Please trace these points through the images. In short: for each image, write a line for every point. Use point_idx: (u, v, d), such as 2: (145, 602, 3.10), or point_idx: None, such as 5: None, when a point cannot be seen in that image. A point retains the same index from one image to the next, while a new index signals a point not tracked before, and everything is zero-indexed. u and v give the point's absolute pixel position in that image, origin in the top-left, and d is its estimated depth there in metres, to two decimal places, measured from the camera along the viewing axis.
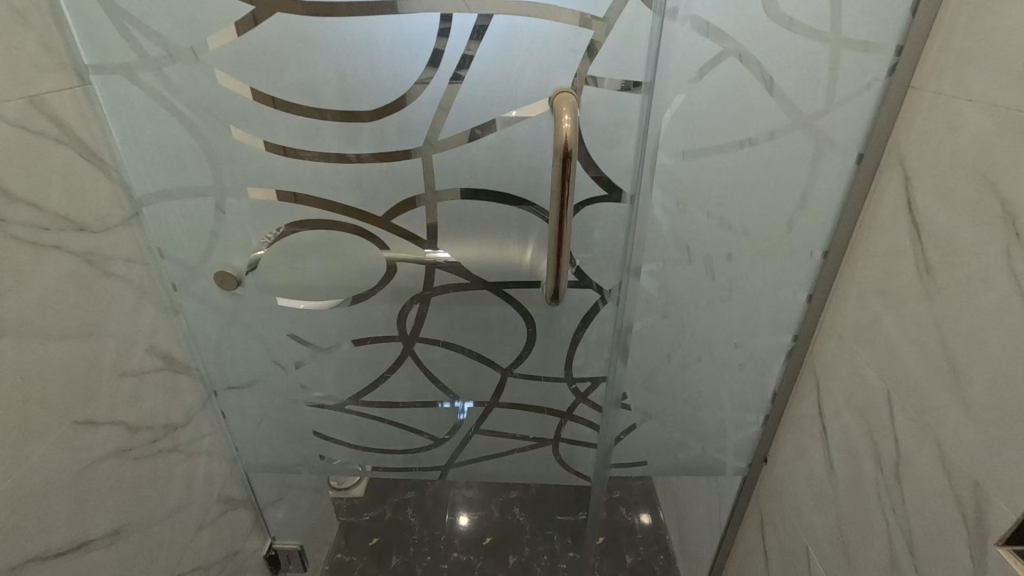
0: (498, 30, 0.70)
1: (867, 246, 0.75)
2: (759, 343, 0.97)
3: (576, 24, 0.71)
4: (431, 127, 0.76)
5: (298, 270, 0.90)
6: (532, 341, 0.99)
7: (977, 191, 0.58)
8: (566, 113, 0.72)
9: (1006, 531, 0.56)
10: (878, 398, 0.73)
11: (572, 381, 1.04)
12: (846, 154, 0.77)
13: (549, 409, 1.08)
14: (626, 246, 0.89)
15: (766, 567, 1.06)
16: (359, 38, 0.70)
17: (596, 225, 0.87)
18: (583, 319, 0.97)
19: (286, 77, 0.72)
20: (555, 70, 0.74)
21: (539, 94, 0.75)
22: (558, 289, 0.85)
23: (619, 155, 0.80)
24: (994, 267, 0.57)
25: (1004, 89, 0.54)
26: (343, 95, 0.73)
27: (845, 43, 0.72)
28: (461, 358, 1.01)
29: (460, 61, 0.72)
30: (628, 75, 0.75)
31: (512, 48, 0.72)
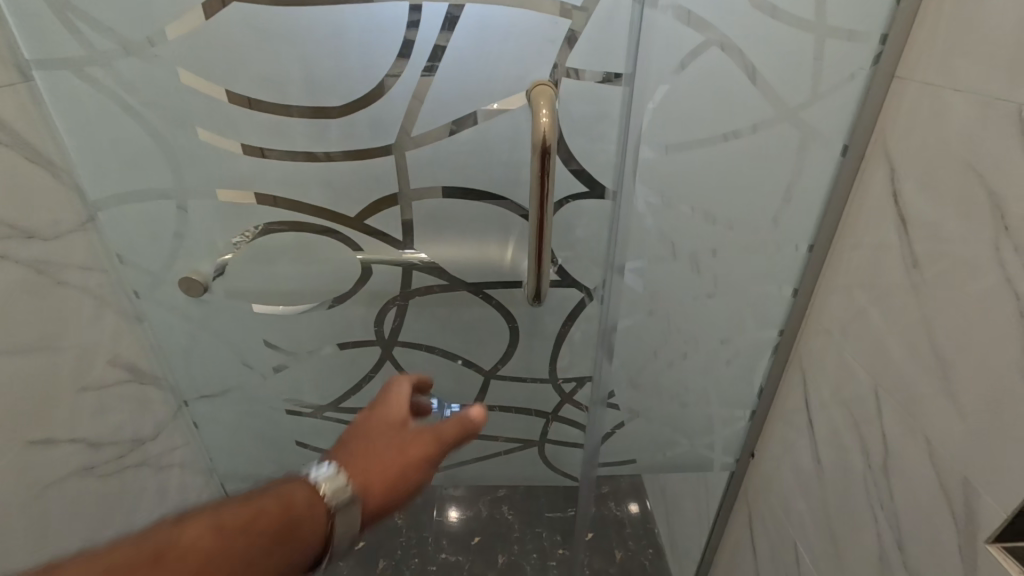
0: (472, 17, 0.68)
1: (854, 239, 0.73)
2: (745, 339, 0.96)
3: (554, 14, 0.71)
4: (403, 123, 0.73)
5: (271, 274, 0.86)
6: (515, 340, 1.00)
7: (964, 183, 0.57)
8: (543, 107, 0.69)
9: (996, 528, 0.56)
10: (865, 393, 0.72)
11: (557, 381, 1.07)
12: (830, 146, 0.74)
13: (536, 409, 1.11)
14: (609, 242, 0.91)
15: (755, 561, 1.05)
16: (327, 28, 0.66)
17: (582, 219, 0.89)
18: (567, 317, 0.98)
19: (249, 72, 0.68)
20: (533, 61, 0.73)
21: (515, 87, 0.74)
22: (540, 288, 0.84)
23: (599, 148, 0.83)
24: (982, 259, 0.55)
25: (992, 77, 0.53)
26: (309, 90, 0.70)
27: (830, 32, 0.69)
28: (443, 361, 1.00)
29: (432, 52, 0.69)
30: (607, 67, 0.76)
31: (487, 39, 0.70)
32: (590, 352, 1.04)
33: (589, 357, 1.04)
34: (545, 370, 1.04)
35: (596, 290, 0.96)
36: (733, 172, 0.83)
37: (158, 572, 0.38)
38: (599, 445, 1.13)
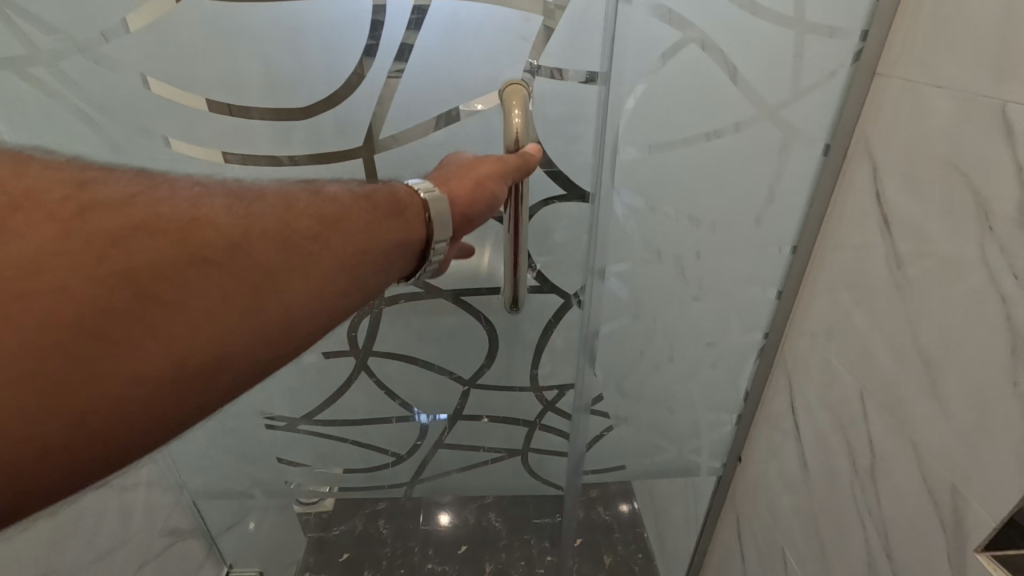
0: (440, 14, 0.73)
1: (835, 241, 0.72)
2: (730, 342, 0.93)
3: (526, 11, 0.76)
4: (371, 124, 0.79)
5: None
6: (492, 355, 1.08)
7: (947, 180, 0.55)
8: (517, 107, 0.78)
9: (986, 537, 0.54)
10: (850, 395, 0.71)
11: (537, 390, 1.13)
12: (812, 144, 0.72)
13: (518, 419, 1.17)
14: (588, 246, 0.98)
15: (744, 567, 1.03)
16: (288, 26, 0.70)
17: (562, 219, 0.95)
18: (546, 324, 1.05)
19: (207, 73, 0.72)
20: (500, 59, 0.78)
21: (481, 85, 0.79)
22: (515, 296, 0.95)
23: (577, 148, 0.89)
24: (966, 258, 0.54)
25: (971, 72, 0.52)
26: (271, 90, 0.74)
27: (811, 28, 0.67)
28: (422, 373, 1.07)
29: (399, 50, 0.74)
30: (582, 68, 0.82)
31: (453, 34, 0.75)
32: (570, 358, 1.09)
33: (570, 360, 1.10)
34: (524, 377, 1.11)
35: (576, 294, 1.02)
36: (714, 173, 0.82)
37: (321, 234, 0.49)
38: (583, 452, 1.17)
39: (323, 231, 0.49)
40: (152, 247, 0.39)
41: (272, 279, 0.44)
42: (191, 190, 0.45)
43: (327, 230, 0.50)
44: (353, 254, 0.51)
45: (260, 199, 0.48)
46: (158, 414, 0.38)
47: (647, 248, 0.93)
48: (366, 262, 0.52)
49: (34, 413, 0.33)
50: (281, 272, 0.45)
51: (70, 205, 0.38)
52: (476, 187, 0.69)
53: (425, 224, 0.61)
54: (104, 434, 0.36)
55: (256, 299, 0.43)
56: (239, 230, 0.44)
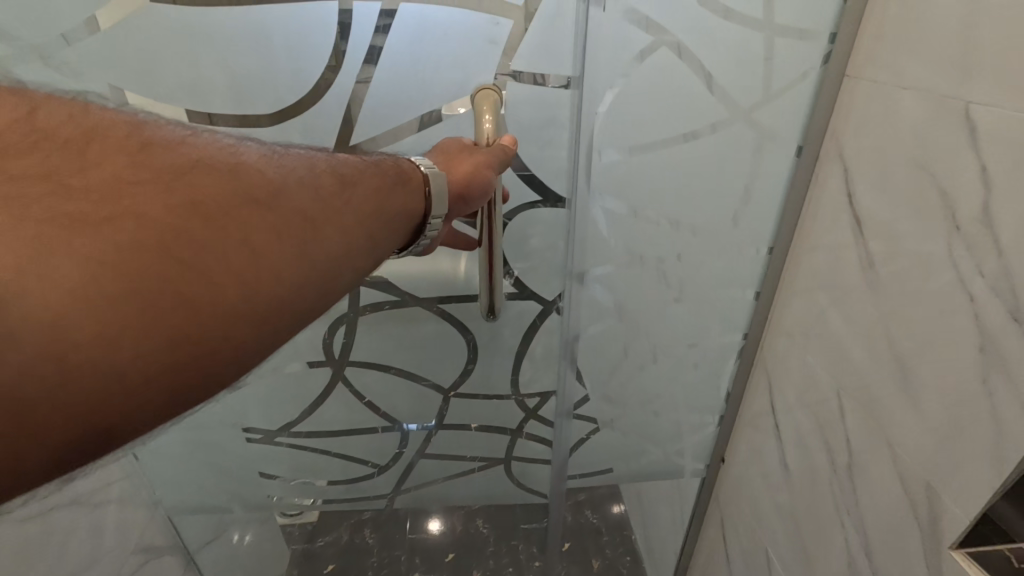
0: (408, 19, 0.73)
1: (810, 242, 0.73)
2: (711, 343, 0.94)
3: (493, 14, 0.74)
4: (340, 131, 0.78)
5: None
6: (473, 357, 1.04)
7: (915, 181, 0.56)
8: (487, 112, 0.76)
9: (959, 535, 0.55)
10: (827, 394, 0.71)
11: (520, 397, 1.09)
12: (787, 146, 0.72)
13: (500, 427, 1.12)
14: (566, 250, 0.93)
15: (728, 567, 1.04)
16: (250, 30, 0.70)
17: (536, 228, 0.92)
18: (526, 332, 1.02)
19: (167, 79, 0.71)
20: (471, 66, 0.77)
21: (451, 92, 0.78)
22: (493, 303, 0.95)
23: (551, 154, 0.86)
24: (936, 258, 0.54)
25: (937, 75, 0.52)
26: (234, 97, 0.73)
27: (781, 31, 0.68)
28: (397, 380, 1.04)
29: (367, 55, 0.74)
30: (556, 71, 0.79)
31: (418, 40, 0.74)
32: (552, 368, 1.05)
33: (551, 371, 1.06)
34: (505, 386, 1.08)
35: (556, 300, 0.99)
36: (691, 177, 0.82)
37: (346, 191, 0.48)
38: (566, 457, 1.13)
39: (347, 188, 0.49)
40: (191, 185, 0.38)
41: (307, 227, 0.43)
42: (226, 141, 0.45)
43: (350, 188, 0.49)
44: (371, 212, 0.50)
45: (292, 154, 0.48)
46: (225, 352, 0.37)
47: (629, 255, 0.91)
48: (393, 222, 0.53)
49: (114, 346, 0.32)
50: (315, 220, 0.44)
51: (127, 143, 0.38)
52: (471, 170, 0.71)
53: (428, 197, 0.59)
54: (174, 375, 0.35)
55: (310, 244, 0.43)
56: (275, 180, 0.43)
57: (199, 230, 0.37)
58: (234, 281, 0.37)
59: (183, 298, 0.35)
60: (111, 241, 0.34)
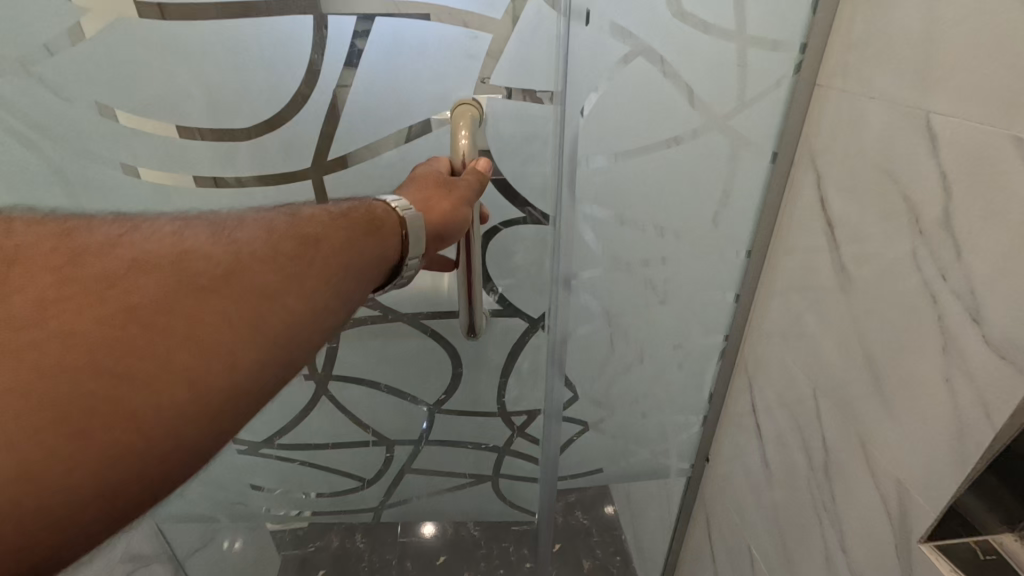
0: (388, 32, 0.73)
1: (787, 245, 0.75)
2: (693, 345, 0.96)
3: (472, 29, 0.74)
4: (318, 144, 0.79)
5: None
6: (459, 376, 1.08)
7: (882, 187, 0.58)
8: (464, 127, 0.77)
9: (928, 528, 0.57)
10: (804, 394, 0.73)
11: (506, 414, 1.14)
12: (761, 154, 0.75)
13: (486, 444, 1.18)
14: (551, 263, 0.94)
15: (713, 565, 1.06)
16: (226, 44, 0.71)
17: (521, 242, 0.94)
18: (512, 348, 1.05)
19: (146, 92, 0.73)
20: (450, 78, 0.77)
21: (430, 104, 0.79)
22: (474, 322, 0.97)
23: (535, 169, 0.87)
24: (901, 263, 0.56)
25: (900, 86, 0.54)
26: (211, 109, 0.75)
27: (753, 41, 0.70)
28: (385, 398, 1.09)
29: (346, 59, 0.73)
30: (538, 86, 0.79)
31: (394, 54, 0.74)
32: (537, 382, 1.08)
33: (536, 387, 1.09)
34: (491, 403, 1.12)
35: (541, 318, 1.01)
36: (671, 183, 0.83)
37: (308, 251, 0.46)
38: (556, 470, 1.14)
39: (309, 246, 0.46)
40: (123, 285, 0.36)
41: (260, 299, 0.40)
42: (171, 225, 0.44)
43: (313, 246, 0.47)
44: (338, 268, 0.48)
45: (244, 222, 0.46)
46: (174, 458, 0.34)
47: (613, 260, 0.91)
48: (359, 270, 0.51)
49: (39, 475, 0.30)
50: (269, 291, 0.41)
51: (58, 255, 0.37)
52: (450, 207, 0.71)
53: (403, 241, 0.60)
54: (117, 488, 0.32)
55: (264, 318, 0.40)
56: (220, 258, 0.41)
57: (133, 334, 0.35)
58: (177, 377, 0.35)
59: (120, 409, 0.33)
60: (36, 362, 0.32)
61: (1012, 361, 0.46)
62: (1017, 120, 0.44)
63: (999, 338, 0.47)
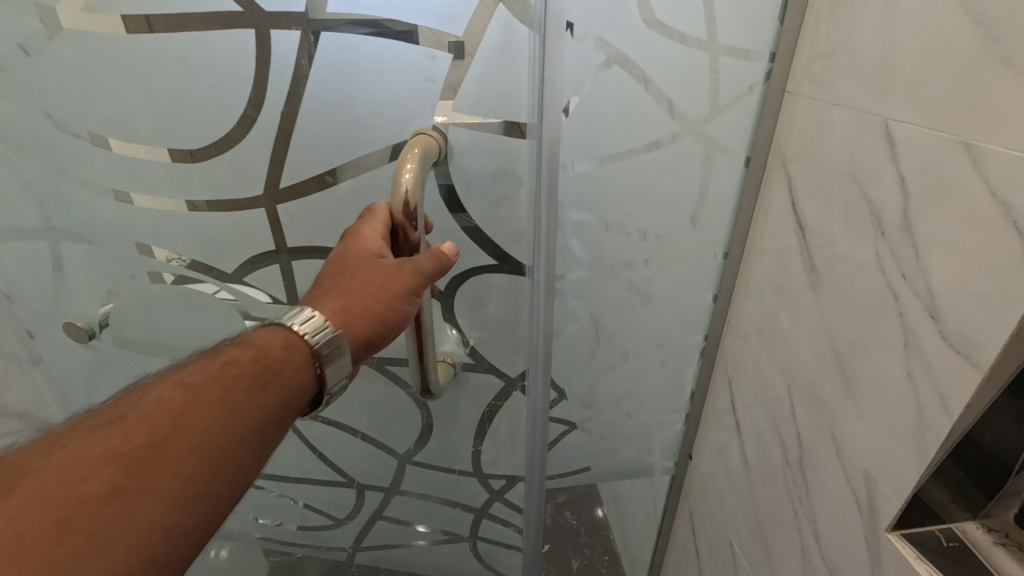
0: (340, 49, 0.69)
1: (761, 247, 0.77)
2: (675, 345, 0.98)
3: (429, 47, 0.70)
4: (271, 170, 0.77)
5: (152, 325, 0.93)
6: (430, 432, 1.10)
7: (845, 190, 0.60)
8: (409, 161, 0.69)
9: (894, 517, 0.59)
10: (779, 391, 0.76)
11: (482, 475, 1.16)
12: (734, 159, 0.77)
13: (459, 498, 1.21)
14: (528, 317, 0.92)
15: (698, 562, 1.08)
16: (173, 59, 0.69)
17: (493, 291, 0.91)
18: (488, 404, 1.04)
19: (98, 106, 0.73)
20: (408, 101, 0.73)
21: (389, 127, 0.75)
22: (429, 384, 0.91)
23: (507, 211, 0.83)
24: (866, 264, 0.59)
25: (862, 93, 0.57)
26: (162, 128, 0.74)
27: (723, 50, 0.72)
28: (355, 442, 1.12)
29: (298, 71, 0.70)
30: (507, 113, 0.75)
31: (350, 73, 0.71)
32: (514, 442, 1.09)
33: (514, 444, 1.10)
34: (467, 463, 1.14)
35: (518, 377, 1.00)
36: (646, 186, 0.87)
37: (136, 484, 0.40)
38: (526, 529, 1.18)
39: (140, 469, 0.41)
40: None
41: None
42: None
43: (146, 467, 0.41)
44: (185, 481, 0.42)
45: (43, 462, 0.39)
46: None
47: (597, 263, 0.97)
48: (226, 456, 0.45)
49: None
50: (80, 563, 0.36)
51: None
52: (376, 300, 0.64)
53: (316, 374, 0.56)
54: None
55: None
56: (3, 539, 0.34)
57: None
58: None
59: None
60: None
61: (964, 354, 0.49)
62: (964, 126, 0.47)
63: (954, 334, 0.50)
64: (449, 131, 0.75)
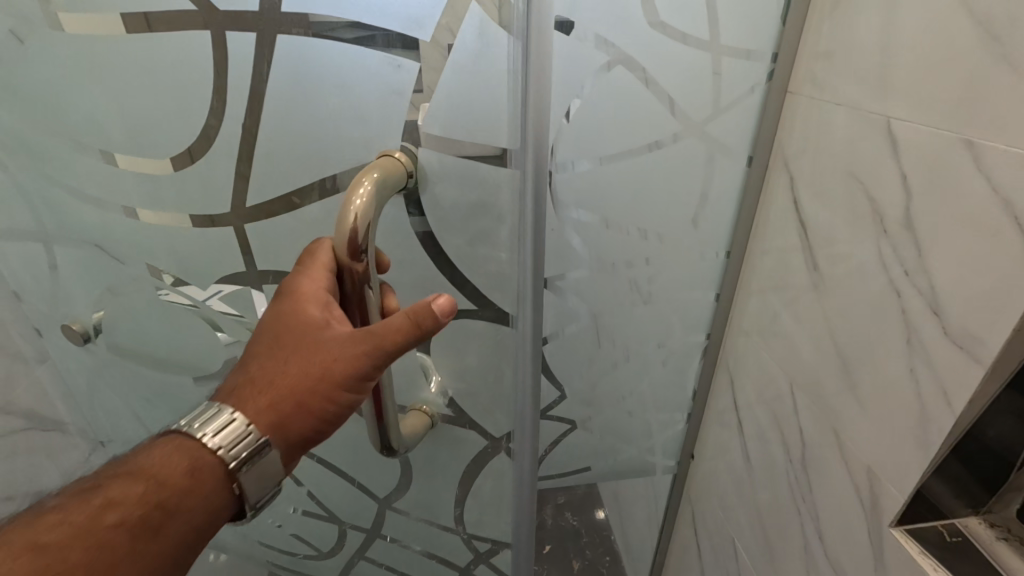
0: (293, 57, 0.58)
1: (763, 245, 0.78)
2: (677, 344, 0.99)
3: (394, 54, 0.58)
4: (233, 190, 0.67)
5: (142, 331, 0.90)
6: (408, 482, 0.95)
7: (847, 189, 0.61)
8: (363, 187, 0.56)
9: (897, 512, 0.59)
10: (782, 390, 0.76)
11: (467, 535, 1.00)
12: (737, 159, 0.79)
13: (442, 558, 1.05)
14: (514, 369, 0.78)
15: (700, 561, 1.08)
16: (131, 66, 0.61)
17: (473, 344, 0.77)
18: (473, 460, 0.90)
19: (68, 112, 0.67)
20: (375, 117, 0.61)
21: (353, 148, 0.63)
22: (389, 445, 0.75)
23: (488, 251, 0.70)
24: (869, 263, 0.59)
25: (864, 93, 0.58)
26: (129, 138, 0.67)
27: (725, 51, 0.73)
28: (334, 480, 0.99)
29: (249, 83, 0.60)
30: (484, 137, 0.62)
31: (302, 82, 0.59)
32: (501, 510, 0.94)
33: (502, 509, 0.94)
34: (451, 522, 0.99)
35: (503, 437, 0.86)
36: (648, 185, 0.86)
37: None
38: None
39: None
40: None
41: None
42: None
43: None
44: None
45: None
46: None
47: (600, 261, 0.96)
48: None
49: None
50: None
51: None
52: (320, 385, 0.49)
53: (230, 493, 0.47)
54: None
55: None
56: None
57: None
58: None
59: None
60: None
61: (967, 348, 0.50)
62: (965, 123, 0.48)
63: (956, 329, 0.50)
64: (418, 155, 0.63)
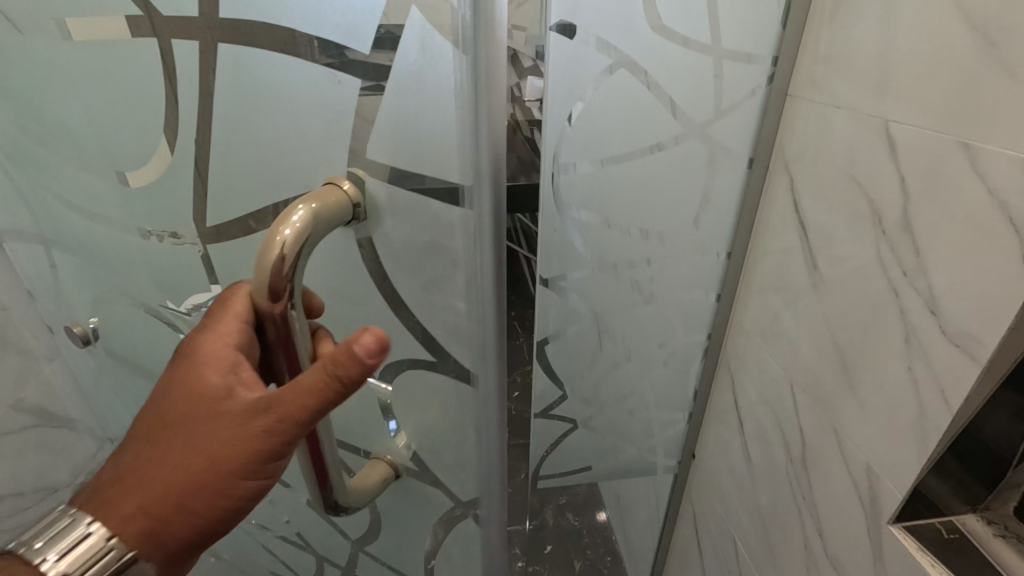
0: (224, 74, 0.50)
1: (763, 245, 0.79)
2: (678, 344, 1.00)
3: (330, 66, 0.47)
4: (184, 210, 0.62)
5: (132, 340, 0.88)
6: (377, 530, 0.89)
7: (847, 191, 0.62)
8: (287, 223, 0.47)
9: (896, 510, 0.60)
10: (783, 390, 0.77)
11: None
12: (738, 159, 0.79)
13: None
14: (483, 430, 0.69)
15: (700, 560, 1.09)
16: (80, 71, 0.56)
17: (435, 399, 0.68)
18: (438, 523, 0.84)
19: (37, 118, 0.64)
20: (313, 150, 0.52)
21: (292, 183, 0.54)
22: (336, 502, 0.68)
23: (445, 299, 0.60)
24: (869, 265, 0.60)
25: (863, 98, 0.59)
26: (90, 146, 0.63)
27: (727, 54, 0.74)
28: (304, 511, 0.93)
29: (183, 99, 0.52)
30: (436, 165, 0.51)
31: (237, 105, 0.51)
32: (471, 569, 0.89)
33: (471, 568, 0.90)
34: None
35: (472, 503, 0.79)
36: (651, 186, 0.91)
37: None
38: None
39: None
40: None
41: None
42: None
43: None
44: None
45: None
46: None
47: (600, 260, 1.02)
48: None
49: None
50: None
51: None
52: (223, 464, 0.43)
53: None
54: None
55: None
56: None
57: None
58: None
59: None
60: None
61: (965, 348, 0.50)
62: (963, 127, 0.49)
63: (953, 329, 0.51)
64: (365, 182, 0.52)
